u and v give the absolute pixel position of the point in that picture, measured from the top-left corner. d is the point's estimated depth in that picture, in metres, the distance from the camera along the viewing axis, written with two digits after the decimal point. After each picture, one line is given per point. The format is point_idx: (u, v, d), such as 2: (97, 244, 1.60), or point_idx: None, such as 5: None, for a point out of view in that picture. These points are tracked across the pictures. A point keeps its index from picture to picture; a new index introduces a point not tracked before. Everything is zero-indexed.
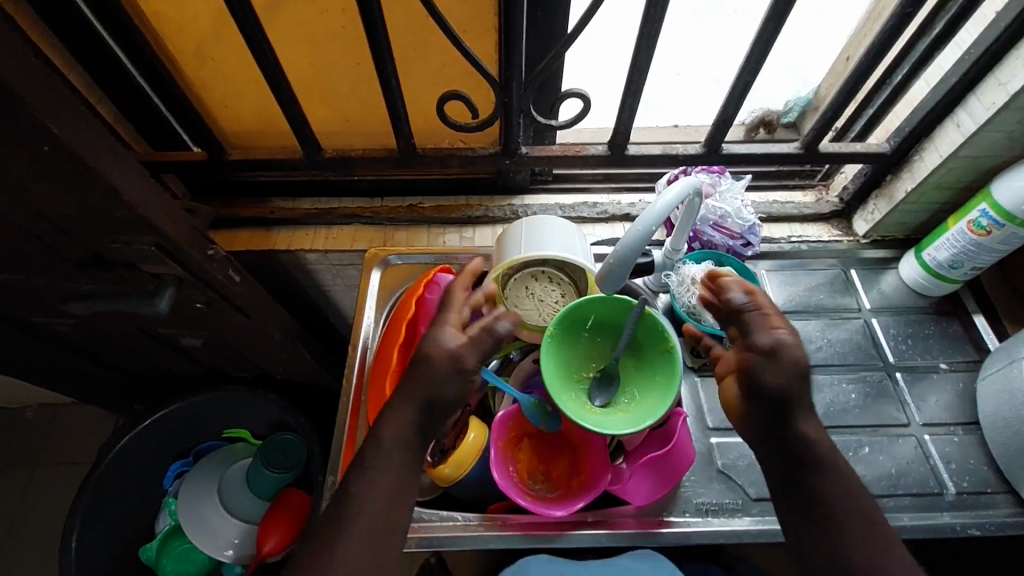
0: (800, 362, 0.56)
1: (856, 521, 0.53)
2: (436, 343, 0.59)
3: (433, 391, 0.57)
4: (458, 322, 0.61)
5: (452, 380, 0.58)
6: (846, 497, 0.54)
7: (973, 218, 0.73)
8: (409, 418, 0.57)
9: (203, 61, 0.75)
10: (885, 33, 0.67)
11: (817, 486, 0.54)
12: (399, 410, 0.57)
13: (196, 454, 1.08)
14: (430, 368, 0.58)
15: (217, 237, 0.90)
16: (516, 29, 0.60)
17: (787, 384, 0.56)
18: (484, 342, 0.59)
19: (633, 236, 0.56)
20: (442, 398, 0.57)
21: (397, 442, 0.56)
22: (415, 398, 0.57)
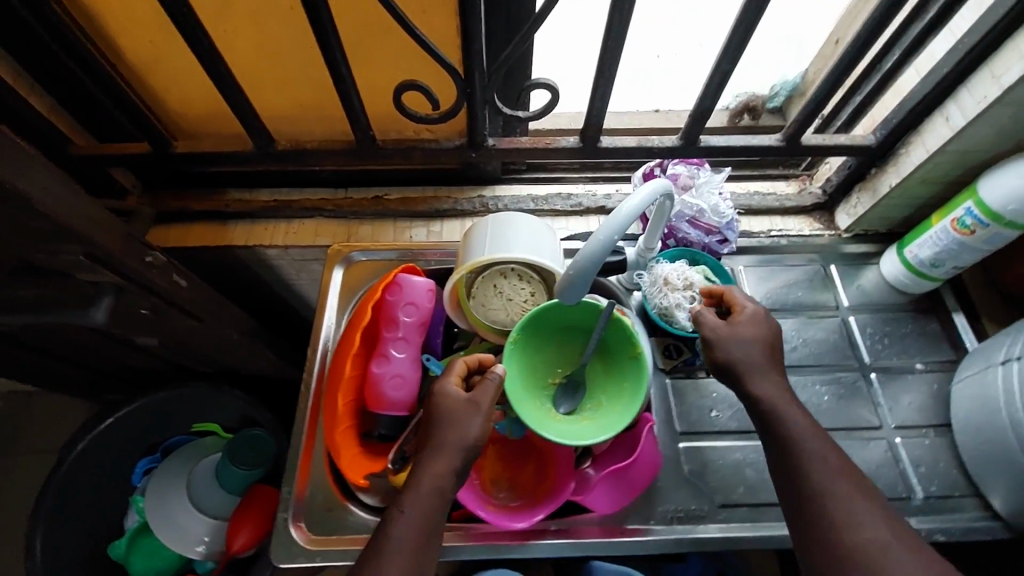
0: (747, 330, 0.61)
1: (817, 456, 0.54)
2: (442, 397, 0.58)
3: (464, 434, 0.56)
4: (458, 376, 0.61)
5: (477, 427, 0.57)
6: (808, 437, 0.55)
7: (957, 217, 0.70)
8: (450, 469, 0.55)
9: (140, 45, 0.68)
10: (874, 20, 0.62)
11: (784, 426, 0.56)
12: (434, 457, 0.55)
13: (163, 450, 1.06)
14: (448, 418, 0.57)
15: (171, 231, 0.86)
16: (475, 14, 0.55)
17: (738, 351, 0.60)
18: (488, 384, 0.59)
19: (596, 246, 0.52)
20: (473, 442, 0.56)
21: (434, 491, 0.54)
22: (450, 448, 0.55)
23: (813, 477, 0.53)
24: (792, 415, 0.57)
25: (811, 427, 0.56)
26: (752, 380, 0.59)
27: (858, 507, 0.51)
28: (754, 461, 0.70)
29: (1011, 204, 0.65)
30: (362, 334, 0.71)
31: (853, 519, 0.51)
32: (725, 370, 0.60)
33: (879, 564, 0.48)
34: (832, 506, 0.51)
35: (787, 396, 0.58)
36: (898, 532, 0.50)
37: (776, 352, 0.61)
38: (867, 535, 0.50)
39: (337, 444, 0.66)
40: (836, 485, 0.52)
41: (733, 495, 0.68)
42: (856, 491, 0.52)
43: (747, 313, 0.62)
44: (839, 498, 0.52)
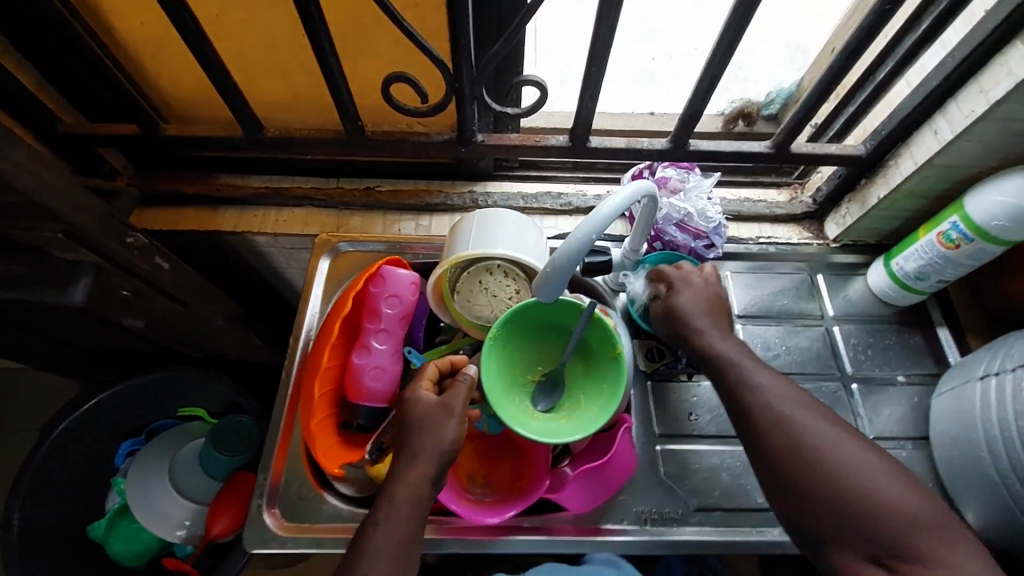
0: (686, 299, 0.64)
1: (744, 365, 0.58)
2: (416, 403, 0.59)
3: (439, 439, 0.56)
4: (429, 380, 0.62)
5: (451, 431, 0.57)
6: (737, 355, 0.59)
7: (943, 230, 0.70)
8: (425, 476, 0.55)
9: (132, 27, 0.68)
10: (862, 31, 0.62)
11: (714, 349, 0.60)
12: (410, 464, 0.55)
13: (148, 432, 1.06)
14: (422, 425, 0.57)
15: (159, 214, 0.86)
16: (464, 7, 0.55)
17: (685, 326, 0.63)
18: (460, 386, 0.60)
19: (573, 246, 0.52)
20: (449, 446, 0.56)
21: (411, 498, 0.54)
22: (426, 454, 0.55)
23: (742, 384, 0.56)
24: (722, 341, 0.60)
25: (738, 345, 0.60)
26: (694, 333, 0.62)
27: (783, 402, 0.54)
28: (730, 466, 0.70)
29: (995, 220, 0.65)
30: (342, 326, 0.71)
31: (778, 412, 0.54)
32: (676, 339, 0.64)
33: (804, 446, 0.52)
34: (761, 405, 0.55)
35: (721, 333, 0.61)
36: (820, 416, 0.54)
37: (721, 307, 0.64)
38: (793, 423, 0.53)
39: (312, 433, 0.66)
40: (763, 387, 0.56)
41: (707, 499, 0.68)
42: (782, 389, 0.56)
43: (676, 280, 0.66)
44: (766, 395, 0.55)
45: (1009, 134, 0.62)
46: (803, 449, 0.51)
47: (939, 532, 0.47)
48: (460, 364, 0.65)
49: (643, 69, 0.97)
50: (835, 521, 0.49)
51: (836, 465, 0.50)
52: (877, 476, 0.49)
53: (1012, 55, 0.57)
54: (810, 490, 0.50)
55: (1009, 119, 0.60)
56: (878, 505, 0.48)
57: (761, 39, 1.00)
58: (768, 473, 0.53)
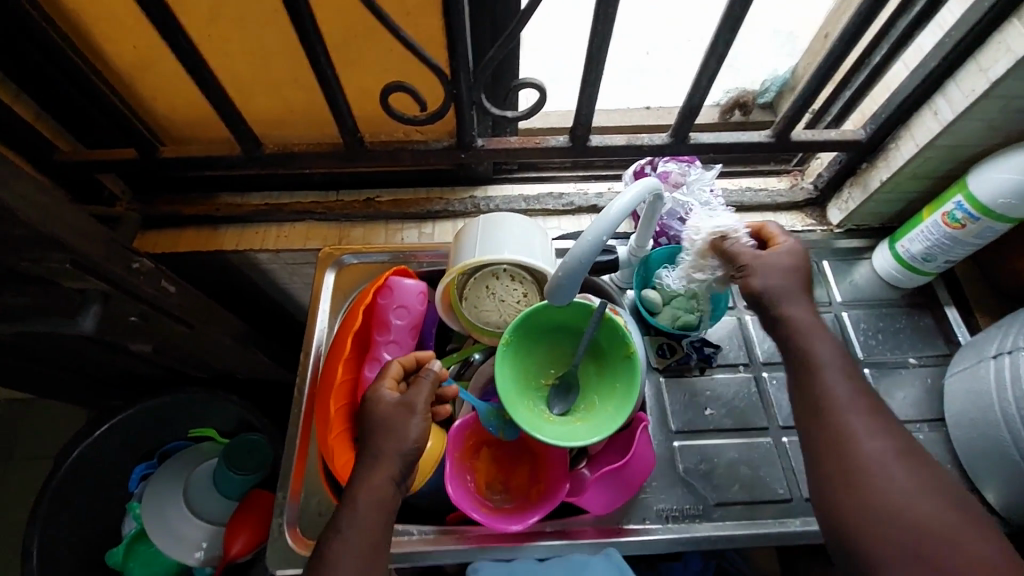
0: (783, 262, 0.60)
1: (835, 377, 0.53)
2: (378, 403, 0.58)
3: (400, 438, 0.56)
4: (393, 378, 0.61)
5: (412, 430, 0.56)
6: (829, 360, 0.54)
7: (947, 211, 0.70)
8: (388, 477, 0.55)
9: (126, 51, 0.68)
10: (858, 17, 0.61)
11: (804, 350, 0.56)
12: (372, 465, 0.55)
13: (161, 455, 1.06)
14: (385, 425, 0.57)
15: (160, 237, 0.85)
16: (460, 14, 0.55)
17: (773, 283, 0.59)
18: (423, 383, 0.59)
19: (582, 248, 0.52)
20: (412, 445, 0.56)
21: (374, 499, 0.54)
22: (388, 455, 0.55)
23: (826, 393, 0.53)
24: (815, 340, 0.56)
25: (835, 351, 0.55)
26: (783, 310, 0.58)
27: (869, 424, 0.51)
28: (748, 459, 0.70)
29: (1001, 198, 0.65)
30: (353, 340, 0.70)
31: (866, 433, 0.50)
32: (755, 302, 0.59)
33: (886, 473, 0.49)
34: (845, 422, 0.51)
35: (817, 323, 0.57)
36: (906, 448, 0.50)
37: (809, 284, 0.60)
38: (876, 448, 0.50)
39: (330, 448, 0.64)
40: (850, 404, 0.52)
41: (727, 493, 0.68)
42: (871, 412, 0.52)
43: (784, 245, 0.61)
44: (853, 413, 0.51)
45: (1010, 112, 0.62)
46: (883, 475, 0.49)
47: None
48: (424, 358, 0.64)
49: (637, 64, 0.97)
50: (901, 553, 0.46)
51: (915, 500, 0.47)
52: (957, 522, 0.46)
53: (1011, 33, 0.57)
54: (880, 516, 0.48)
55: (1010, 96, 0.60)
56: (952, 549, 0.45)
57: (753, 29, 1.00)
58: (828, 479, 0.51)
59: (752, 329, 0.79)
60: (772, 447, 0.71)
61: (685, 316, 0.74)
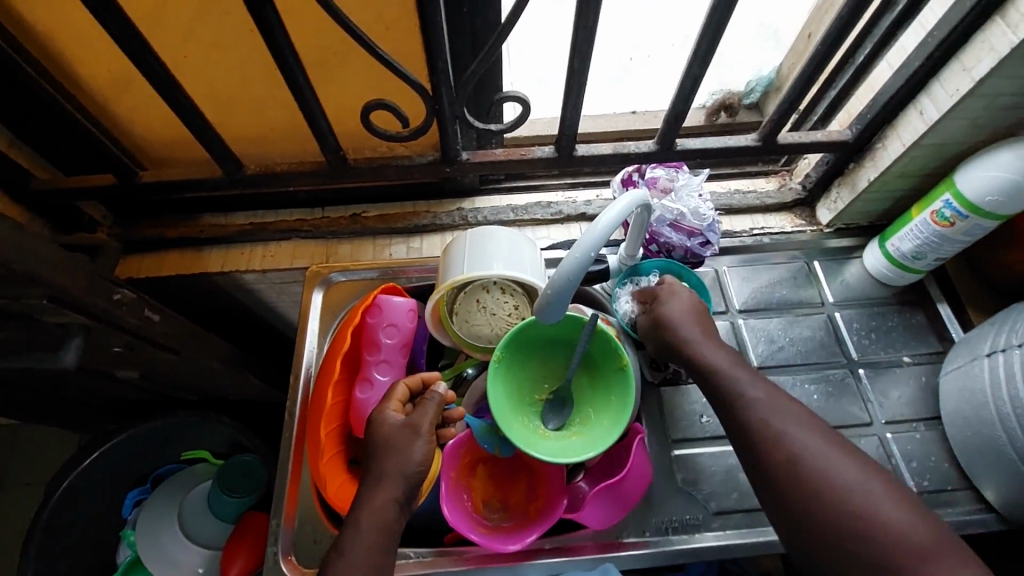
0: (675, 307, 0.64)
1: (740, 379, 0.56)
2: (383, 424, 0.57)
3: (404, 460, 0.54)
4: (398, 400, 0.60)
5: (416, 451, 0.55)
6: (730, 366, 0.57)
7: (936, 209, 0.70)
8: (392, 500, 0.53)
9: (100, 75, 0.67)
10: (840, 20, 0.61)
11: (707, 363, 0.59)
12: (376, 488, 0.53)
13: (154, 480, 1.03)
14: (388, 447, 0.55)
15: (144, 261, 0.84)
16: (438, 30, 0.54)
17: (679, 331, 0.62)
18: (428, 404, 0.58)
19: (571, 265, 0.51)
20: (417, 467, 0.55)
21: (377, 523, 0.52)
22: (391, 477, 0.54)
23: (742, 399, 0.55)
24: (715, 356, 0.59)
25: (733, 359, 0.59)
26: (684, 343, 0.61)
27: (778, 415, 0.53)
28: None
29: (989, 195, 0.64)
30: (342, 363, 0.69)
31: (776, 425, 0.52)
32: (664, 348, 0.64)
33: (805, 465, 0.49)
34: (756, 418, 0.53)
35: (716, 343, 0.61)
36: (817, 430, 0.52)
37: (707, 315, 0.64)
38: (791, 438, 0.51)
39: (322, 475, 0.63)
40: (769, 404, 0.54)
41: (726, 502, 0.68)
42: (781, 402, 0.54)
43: (667, 292, 0.66)
44: (763, 409, 0.53)
45: (994, 109, 0.63)
46: (802, 463, 0.50)
47: (941, 555, 0.44)
48: (431, 381, 0.63)
49: (622, 69, 0.97)
50: (832, 537, 0.47)
51: (837, 480, 0.48)
52: (879, 495, 0.47)
53: (993, 32, 0.57)
54: (807, 506, 0.48)
55: (994, 94, 0.60)
56: (875, 524, 0.46)
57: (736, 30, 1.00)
58: (764, 483, 0.51)
59: (745, 334, 0.79)
60: None
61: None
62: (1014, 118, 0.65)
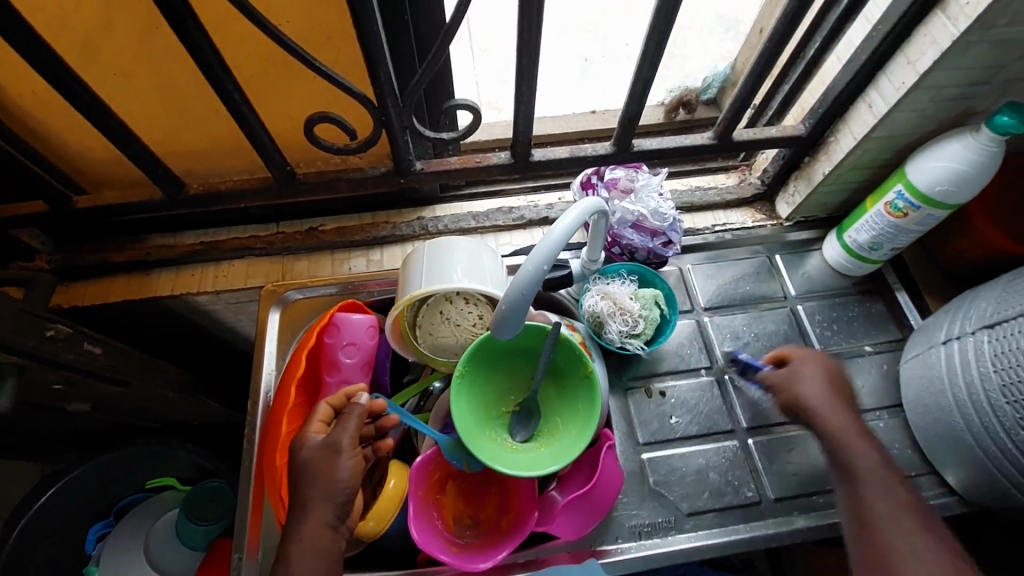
0: (814, 380, 0.64)
1: (878, 491, 0.57)
2: (302, 449, 0.55)
3: (327, 481, 0.52)
4: (321, 420, 0.58)
5: (339, 469, 0.53)
6: (878, 474, 0.57)
7: (889, 200, 0.70)
8: (323, 522, 0.51)
9: (19, 97, 0.62)
10: (786, 17, 0.60)
11: (850, 462, 0.58)
12: (303, 517, 0.51)
13: (118, 511, 0.96)
14: (310, 471, 0.53)
15: (87, 288, 0.80)
16: (376, 40, 0.52)
17: (807, 401, 0.63)
18: (349, 418, 0.56)
19: (524, 279, 0.50)
20: (344, 485, 0.53)
21: (310, 552, 0.50)
22: (319, 502, 0.52)
23: (876, 502, 0.56)
24: (857, 450, 0.59)
25: (877, 457, 0.58)
26: (832, 430, 0.60)
27: (917, 546, 0.53)
28: (716, 465, 0.70)
29: (938, 185, 0.65)
30: (298, 388, 0.67)
31: (907, 545, 0.54)
32: (796, 411, 0.63)
33: None
34: (893, 537, 0.54)
35: (856, 434, 0.60)
36: (937, 548, 0.53)
37: (844, 387, 0.64)
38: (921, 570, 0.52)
39: (280, 505, 0.61)
40: (896, 517, 0.55)
41: (698, 502, 0.68)
42: (915, 527, 0.54)
43: (811, 359, 0.66)
44: (894, 521, 0.55)
45: (940, 100, 0.63)
46: None
47: None
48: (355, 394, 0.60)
49: (578, 70, 0.96)
50: None
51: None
52: None
53: (934, 25, 0.57)
54: None
55: (939, 86, 0.61)
56: None
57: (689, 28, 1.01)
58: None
59: (711, 332, 0.79)
60: (738, 449, 0.71)
61: (627, 338, 0.71)
62: (959, 109, 0.66)
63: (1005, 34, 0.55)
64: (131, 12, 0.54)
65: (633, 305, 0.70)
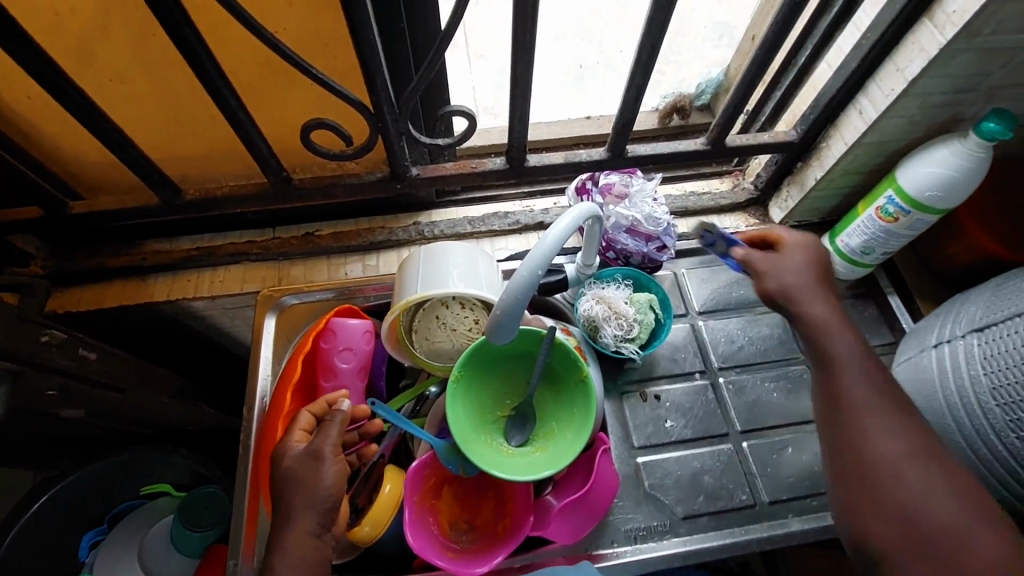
0: (794, 262, 0.61)
1: (853, 376, 0.55)
2: (284, 458, 0.54)
3: (311, 488, 0.52)
4: (303, 428, 0.58)
5: (323, 476, 0.52)
6: (851, 358, 0.56)
7: (880, 205, 0.71)
8: (308, 531, 0.51)
9: (14, 103, 0.62)
10: (776, 25, 0.61)
11: (825, 348, 0.57)
12: (286, 527, 0.50)
13: (112, 518, 0.96)
14: (292, 480, 0.53)
15: (82, 294, 0.80)
16: (372, 47, 0.52)
17: (787, 284, 0.59)
18: (331, 426, 0.55)
19: (519, 283, 0.50)
20: (329, 493, 0.52)
21: (296, 563, 0.49)
22: (302, 511, 0.51)
23: (846, 387, 0.55)
24: (835, 334, 0.57)
25: (853, 345, 0.56)
26: (811, 314, 0.58)
27: (884, 429, 0.52)
28: (711, 468, 0.71)
29: (928, 190, 0.66)
30: (294, 392, 0.67)
31: (878, 430, 0.53)
32: (776, 296, 0.60)
33: (894, 469, 0.51)
34: (860, 418, 0.53)
35: (837, 320, 0.58)
36: (906, 432, 0.52)
37: (824, 275, 0.61)
38: (888, 452, 0.51)
39: None
40: (867, 403, 0.54)
41: (693, 505, 0.68)
42: (890, 412, 0.53)
43: (793, 243, 0.63)
44: (863, 405, 0.54)
45: (929, 107, 0.64)
46: (896, 484, 0.50)
47: None
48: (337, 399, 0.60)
49: (573, 76, 0.97)
50: (913, 548, 0.49)
51: (927, 509, 0.49)
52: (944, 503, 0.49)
53: (922, 33, 0.58)
54: (882, 502, 0.50)
55: (927, 93, 0.62)
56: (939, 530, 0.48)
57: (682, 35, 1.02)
58: (847, 468, 0.53)
59: (705, 336, 0.79)
60: (732, 453, 0.72)
61: (622, 342, 0.71)
62: (947, 115, 0.67)
63: (991, 43, 0.56)
64: (127, 18, 0.55)
65: (628, 309, 0.70)
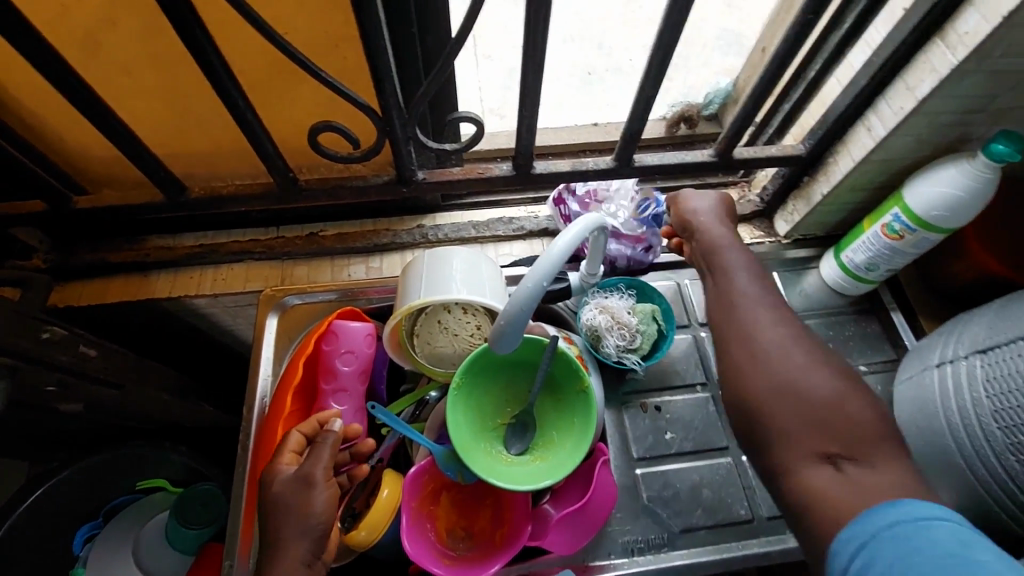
0: (705, 198, 0.65)
1: (745, 278, 0.57)
2: (274, 482, 0.53)
3: (301, 513, 0.51)
4: (293, 450, 0.57)
5: (313, 500, 0.51)
6: (743, 266, 0.58)
7: (886, 222, 0.71)
8: (299, 558, 0.50)
9: (21, 96, 0.62)
10: (787, 41, 0.61)
11: (720, 258, 0.59)
12: (274, 555, 0.49)
13: (107, 513, 0.96)
14: (281, 506, 0.52)
15: (83, 289, 0.80)
16: (381, 50, 0.52)
17: (691, 215, 0.64)
18: (322, 447, 0.55)
19: (523, 293, 0.50)
20: (320, 518, 0.51)
21: None
22: (292, 538, 0.50)
23: (737, 286, 0.56)
24: (730, 248, 0.59)
25: (746, 256, 0.59)
26: (710, 235, 0.61)
27: (769, 319, 0.53)
28: (710, 481, 0.70)
29: (934, 209, 0.66)
30: (294, 394, 0.67)
31: (763, 321, 0.53)
32: (685, 226, 0.64)
33: (775, 352, 0.51)
34: (747, 309, 0.54)
35: (734, 240, 0.61)
36: (789, 323, 0.53)
37: (732, 213, 0.65)
38: (772, 337, 0.52)
39: None
40: (756, 299, 0.55)
41: (691, 519, 0.68)
42: (773, 305, 0.54)
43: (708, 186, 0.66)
44: (750, 301, 0.54)
45: (938, 126, 0.64)
46: (780, 363, 0.50)
47: (874, 444, 0.45)
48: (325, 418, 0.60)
49: (582, 82, 0.97)
50: (796, 420, 0.47)
51: (808, 382, 0.48)
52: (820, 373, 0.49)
53: (934, 53, 0.58)
54: (765, 380, 0.50)
55: (937, 112, 0.62)
56: (816, 400, 0.47)
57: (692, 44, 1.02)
58: (735, 355, 0.52)
59: (708, 347, 0.79)
60: (731, 466, 0.71)
61: (625, 352, 0.71)
62: (956, 135, 0.67)
63: (1002, 65, 0.56)
64: (136, 16, 0.55)
65: (631, 318, 0.71)
